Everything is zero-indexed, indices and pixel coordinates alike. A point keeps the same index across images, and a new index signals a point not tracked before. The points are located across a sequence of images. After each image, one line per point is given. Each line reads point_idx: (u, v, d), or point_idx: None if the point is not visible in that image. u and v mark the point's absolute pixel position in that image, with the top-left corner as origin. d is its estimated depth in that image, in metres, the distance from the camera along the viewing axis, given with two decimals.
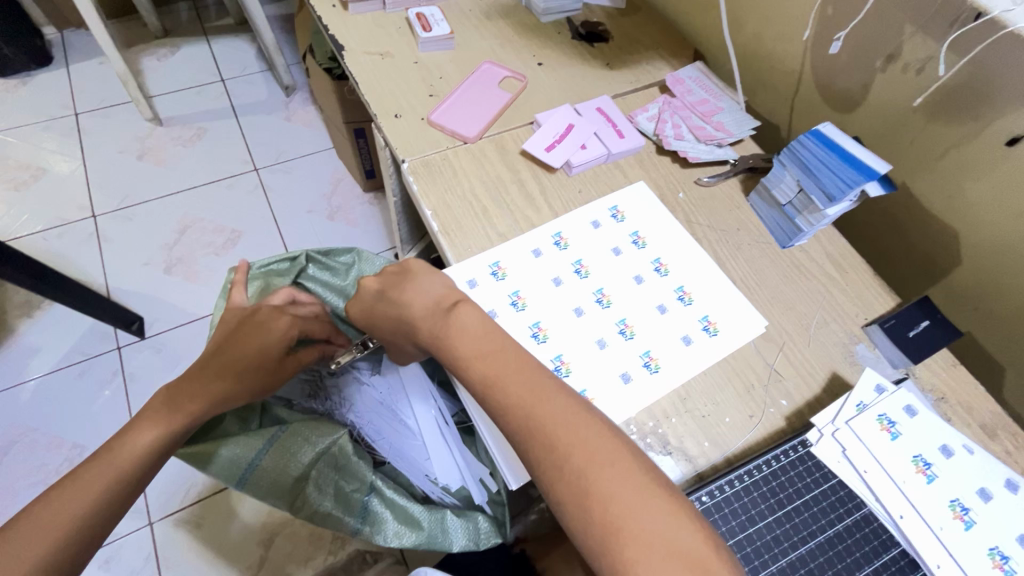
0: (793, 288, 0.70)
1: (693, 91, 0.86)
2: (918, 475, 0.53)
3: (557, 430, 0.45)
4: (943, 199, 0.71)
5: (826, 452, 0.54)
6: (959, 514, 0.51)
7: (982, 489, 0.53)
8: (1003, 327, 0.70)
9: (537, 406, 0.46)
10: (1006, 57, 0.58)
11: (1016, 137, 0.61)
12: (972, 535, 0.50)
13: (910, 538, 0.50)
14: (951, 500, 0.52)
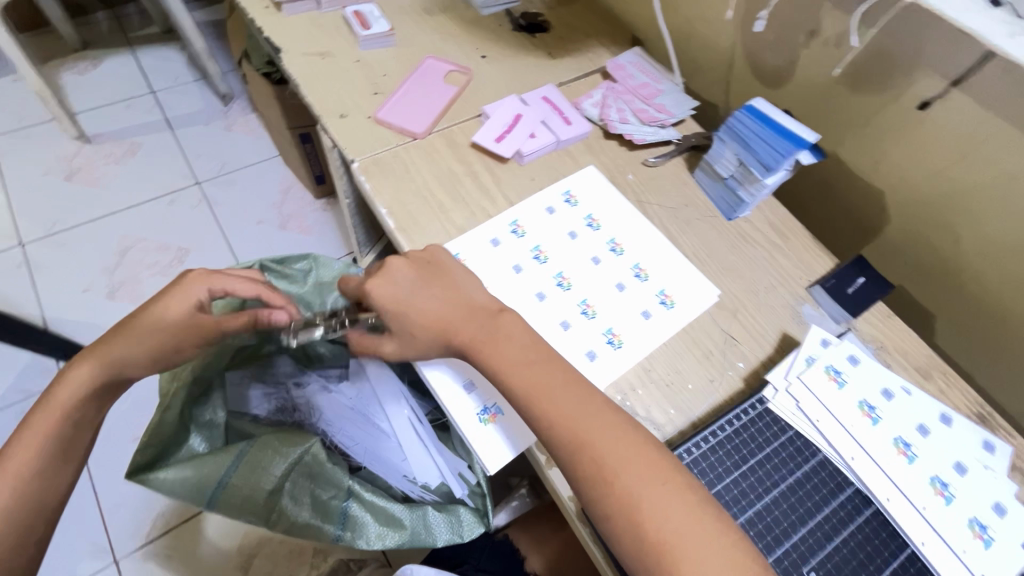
0: (739, 257, 0.74)
1: (634, 75, 0.88)
2: (864, 418, 0.57)
3: (593, 434, 0.48)
4: (869, 163, 0.76)
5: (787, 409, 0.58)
6: (902, 450, 0.55)
7: (921, 425, 0.57)
8: (929, 276, 0.76)
9: (554, 395, 0.50)
10: (912, 27, 0.63)
11: (927, 101, 0.66)
12: (915, 467, 0.55)
13: (863, 476, 0.54)
14: (895, 438, 0.56)
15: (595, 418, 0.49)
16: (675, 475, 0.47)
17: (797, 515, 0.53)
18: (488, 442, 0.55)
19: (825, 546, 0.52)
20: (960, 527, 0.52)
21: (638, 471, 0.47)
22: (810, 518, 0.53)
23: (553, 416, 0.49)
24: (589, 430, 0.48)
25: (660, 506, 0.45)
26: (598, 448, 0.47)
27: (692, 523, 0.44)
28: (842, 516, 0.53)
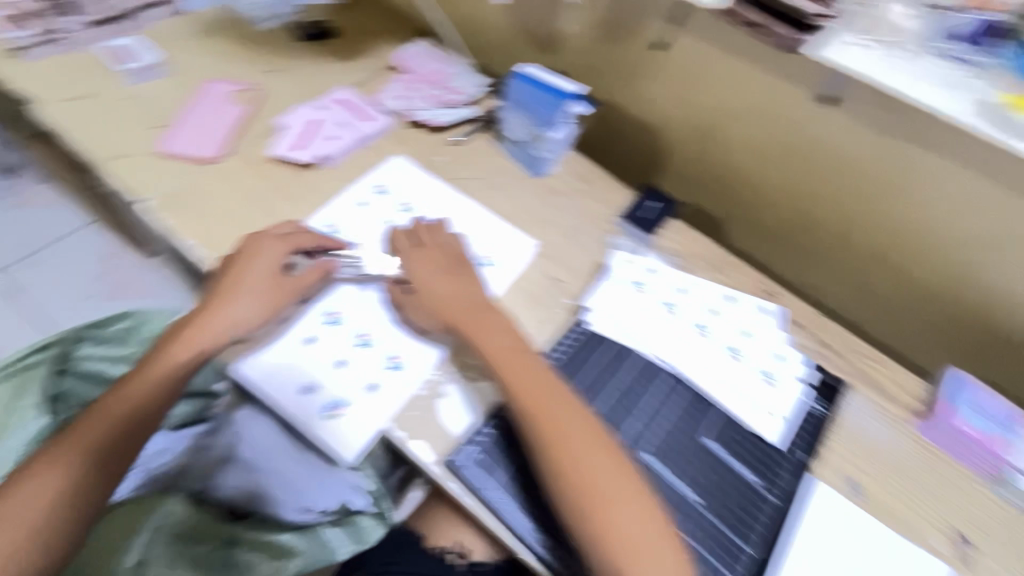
0: (553, 207, 0.81)
1: (425, 64, 0.93)
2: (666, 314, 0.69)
3: (559, 435, 0.55)
4: (638, 104, 0.88)
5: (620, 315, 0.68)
6: (699, 331, 0.68)
7: (711, 308, 0.70)
8: (711, 189, 0.90)
9: (501, 360, 0.59)
10: None
11: (656, 41, 0.79)
12: (711, 342, 0.67)
13: (674, 362, 0.65)
14: (693, 323, 0.68)
15: (570, 417, 0.56)
16: (621, 468, 0.55)
17: (626, 411, 0.62)
18: (340, 434, 0.56)
19: (653, 429, 0.61)
20: (757, 382, 0.66)
21: (597, 456, 0.55)
22: (636, 409, 0.62)
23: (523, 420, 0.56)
24: (565, 431, 0.55)
25: (604, 493, 0.53)
26: (562, 445, 0.54)
27: (624, 504, 0.53)
28: (663, 398, 0.63)
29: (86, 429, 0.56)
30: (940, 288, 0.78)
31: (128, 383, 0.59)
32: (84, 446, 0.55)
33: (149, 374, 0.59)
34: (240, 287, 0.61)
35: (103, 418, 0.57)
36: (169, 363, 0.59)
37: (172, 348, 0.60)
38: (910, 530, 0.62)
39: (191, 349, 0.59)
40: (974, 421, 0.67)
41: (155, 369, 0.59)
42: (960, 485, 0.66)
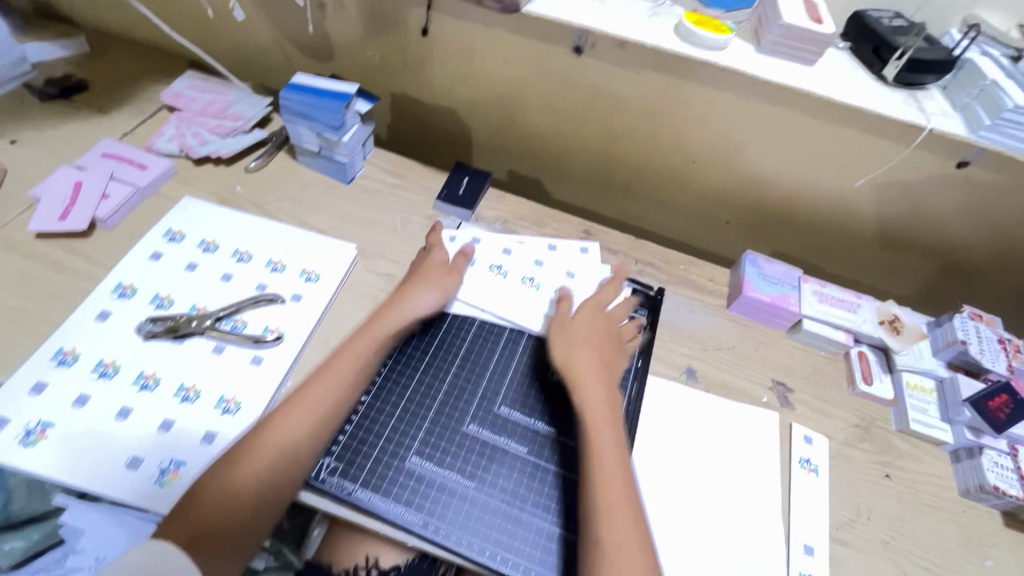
0: (371, 209, 0.82)
1: (196, 98, 0.87)
2: (496, 276, 0.72)
3: (603, 430, 0.57)
4: (428, 93, 0.93)
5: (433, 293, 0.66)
6: (530, 283, 0.72)
7: (536, 260, 0.76)
8: (518, 155, 0.97)
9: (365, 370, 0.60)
10: None
11: (423, 27, 0.83)
12: (542, 291, 0.72)
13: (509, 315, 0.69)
14: (523, 278, 0.73)
15: (613, 423, 0.57)
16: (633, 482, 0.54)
17: (476, 373, 0.63)
18: (178, 497, 0.52)
19: (505, 382, 0.63)
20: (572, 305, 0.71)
21: (619, 462, 0.55)
22: (485, 369, 0.64)
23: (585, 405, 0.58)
24: (612, 436, 0.56)
25: (619, 508, 0.52)
26: (601, 454, 0.55)
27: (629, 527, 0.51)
28: (509, 352, 0.66)
29: (251, 447, 0.52)
30: (722, 191, 0.90)
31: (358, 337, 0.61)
32: (267, 449, 0.52)
33: (348, 364, 0.59)
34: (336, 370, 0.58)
35: (304, 409, 0.55)
36: (371, 348, 0.61)
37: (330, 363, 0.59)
38: (736, 389, 0.73)
39: (325, 385, 0.57)
40: (764, 288, 0.80)
41: (363, 352, 0.60)
42: (764, 341, 0.79)
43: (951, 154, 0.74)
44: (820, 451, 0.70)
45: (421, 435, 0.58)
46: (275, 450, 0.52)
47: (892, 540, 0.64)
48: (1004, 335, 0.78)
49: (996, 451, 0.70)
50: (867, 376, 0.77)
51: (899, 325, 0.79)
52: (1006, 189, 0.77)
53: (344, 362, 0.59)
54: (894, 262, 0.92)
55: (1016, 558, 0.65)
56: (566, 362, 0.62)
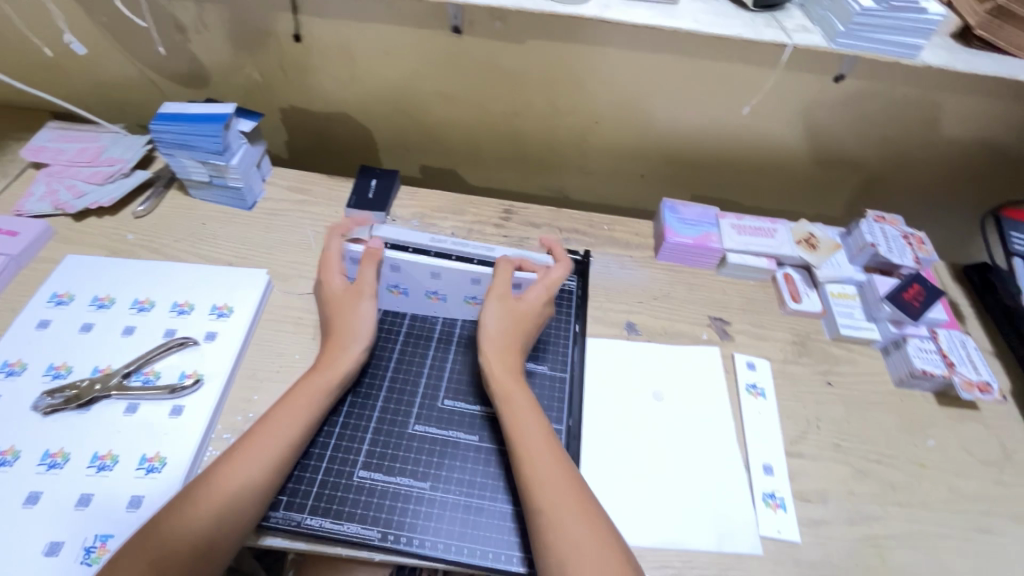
0: (279, 230, 0.78)
1: (62, 148, 0.80)
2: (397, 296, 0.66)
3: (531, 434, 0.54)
4: (318, 101, 0.89)
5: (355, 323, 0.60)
6: (434, 296, 0.66)
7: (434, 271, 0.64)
8: (426, 148, 0.95)
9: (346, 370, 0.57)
10: None
11: (295, 34, 0.79)
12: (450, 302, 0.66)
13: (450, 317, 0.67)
14: (427, 292, 0.66)
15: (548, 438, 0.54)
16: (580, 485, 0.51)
17: (412, 374, 0.62)
18: None
19: (444, 375, 0.62)
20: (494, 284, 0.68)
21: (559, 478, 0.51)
22: (422, 367, 0.62)
23: (510, 423, 0.55)
24: (542, 443, 0.53)
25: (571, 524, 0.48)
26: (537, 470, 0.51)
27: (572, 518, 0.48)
28: (442, 347, 0.64)
29: (207, 484, 0.48)
30: (630, 145, 0.91)
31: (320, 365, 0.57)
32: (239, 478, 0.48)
33: (320, 392, 0.55)
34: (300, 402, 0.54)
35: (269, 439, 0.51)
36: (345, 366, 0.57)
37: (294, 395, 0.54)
38: (676, 334, 0.75)
39: (289, 418, 0.53)
40: (685, 231, 0.81)
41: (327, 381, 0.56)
42: (695, 282, 0.81)
43: (829, 69, 0.77)
44: (764, 374, 0.72)
45: (365, 448, 0.56)
46: (237, 484, 0.48)
47: (843, 442, 0.67)
48: (907, 231, 0.83)
49: (919, 338, 0.74)
50: (795, 296, 0.79)
51: (814, 240, 0.83)
52: (885, 94, 0.81)
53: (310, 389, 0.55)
54: (802, 183, 0.96)
55: (953, 433, 0.70)
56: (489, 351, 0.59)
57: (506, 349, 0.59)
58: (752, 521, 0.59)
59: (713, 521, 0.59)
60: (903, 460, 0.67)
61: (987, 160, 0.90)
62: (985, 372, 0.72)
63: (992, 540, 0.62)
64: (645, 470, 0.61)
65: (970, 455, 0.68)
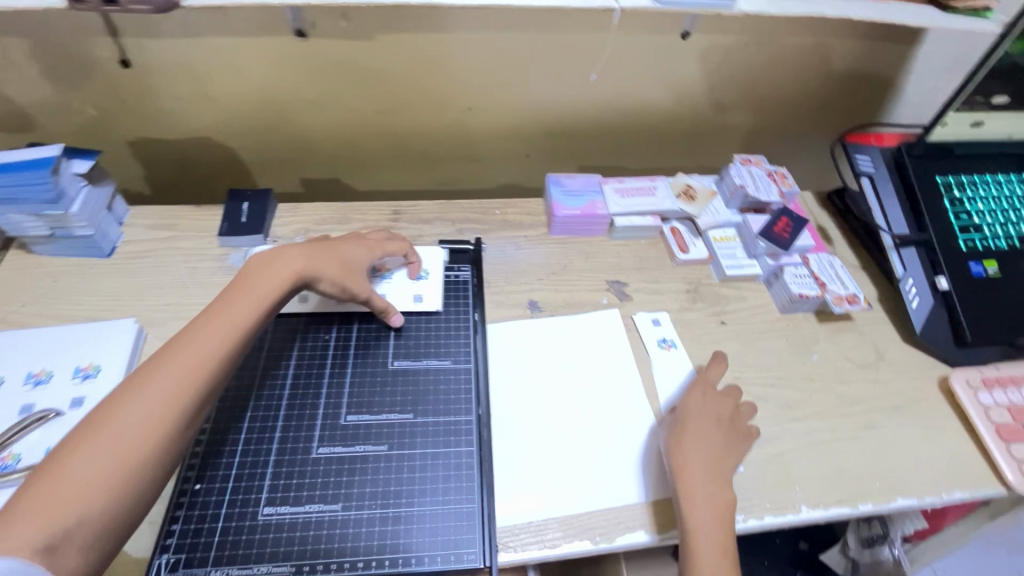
0: (146, 272, 0.72)
1: None
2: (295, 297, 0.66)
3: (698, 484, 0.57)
4: (169, 128, 0.83)
5: (306, 256, 0.58)
6: None
7: None
8: (302, 161, 0.91)
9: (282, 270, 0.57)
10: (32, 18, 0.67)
11: (121, 59, 0.73)
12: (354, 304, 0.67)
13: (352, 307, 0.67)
14: None
15: (706, 447, 0.59)
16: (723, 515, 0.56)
17: (310, 396, 0.59)
18: None
19: (344, 390, 0.60)
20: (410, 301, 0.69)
21: (711, 526, 0.54)
22: (319, 388, 0.60)
23: (676, 465, 0.58)
24: (709, 486, 0.57)
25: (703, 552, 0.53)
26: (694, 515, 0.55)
27: (714, 537, 0.54)
28: (338, 366, 0.62)
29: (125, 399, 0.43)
30: (508, 126, 0.91)
31: (215, 313, 0.50)
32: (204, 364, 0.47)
33: (220, 339, 0.49)
34: (186, 347, 0.47)
35: (142, 392, 0.44)
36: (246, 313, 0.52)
37: (178, 343, 0.47)
38: (579, 303, 0.76)
39: (169, 370, 0.46)
40: (571, 203, 0.83)
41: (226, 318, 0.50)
42: (589, 250, 0.83)
43: (674, 27, 0.81)
44: (668, 326, 0.75)
45: (267, 483, 0.53)
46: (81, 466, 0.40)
47: (741, 374, 0.72)
48: (771, 168, 0.89)
49: (793, 266, 0.80)
50: (683, 247, 0.83)
51: (691, 191, 0.87)
52: (730, 43, 0.85)
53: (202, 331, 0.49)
54: (676, 139, 1.01)
55: (834, 345, 0.76)
56: (688, 446, 0.59)
57: (712, 445, 0.60)
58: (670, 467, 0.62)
59: (633, 474, 0.60)
60: (794, 378, 0.72)
61: (828, 93, 0.98)
62: (851, 285, 0.79)
63: (877, 434, 0.68)
64: (562, 441, 0.62)
65: (848, 361, 0.75)
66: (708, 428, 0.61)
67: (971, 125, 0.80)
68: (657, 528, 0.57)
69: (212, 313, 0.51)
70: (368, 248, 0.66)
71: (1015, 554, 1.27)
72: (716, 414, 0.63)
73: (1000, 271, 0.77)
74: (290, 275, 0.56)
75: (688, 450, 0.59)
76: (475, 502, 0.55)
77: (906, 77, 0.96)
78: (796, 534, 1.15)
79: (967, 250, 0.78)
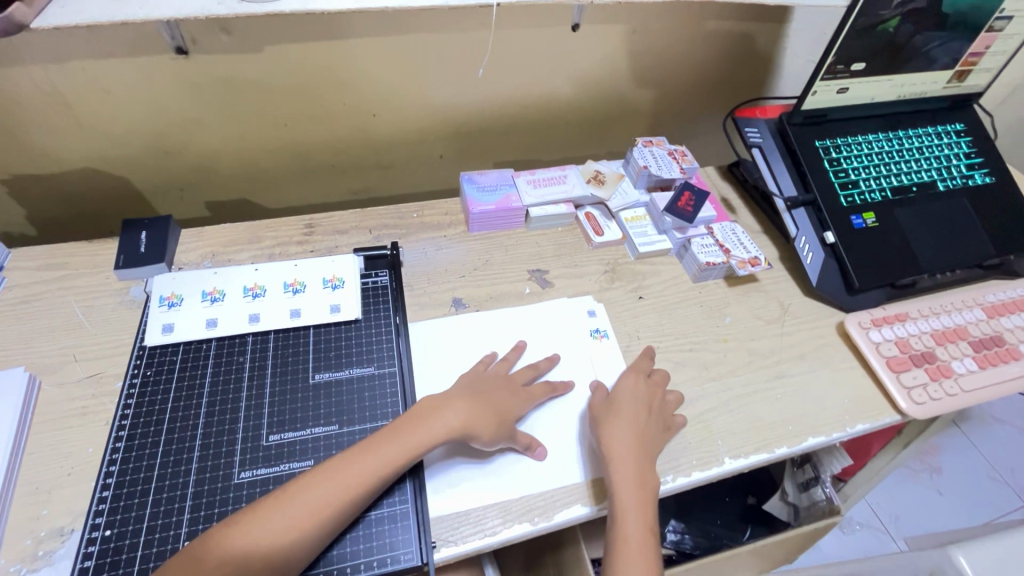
0: (35, 316, 0.67)
1: None
2: (203, 328, 0.64)
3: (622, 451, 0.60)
4: (48, 161, 0.77)
5: (469, 410, 0.59)
6: (248, 318, 0.66)
7: (254, 315, 0.66)
8: (205, 183, 0.88)
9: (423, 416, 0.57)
10: None
11: None
12: (265, 322, 0.66)
13: (264, 325, 0.65)
14: (252, 317, 0.66)
15: (625, 428, 0.61)
16: (649, 504, 0.58)
17: (227, 422, 0.58)
18: None
19: (264, 411, 0.59)
20: (325, 310, 0.67)
21: (636, 513, 0.57)
22: (238, 414, 0.59)
23: (603, 439, 0.61)
24: (631, 454, 0.60)
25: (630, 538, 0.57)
26: (632, 509, 0.57)
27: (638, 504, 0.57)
28: (256, 388, 0.61)
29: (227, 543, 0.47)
30: (416, 130, 0.91)
31: (317, 480, 0.51)
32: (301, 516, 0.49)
33: (332, 494, 0.51)
34: (277, 515, 0.49)
35: (235, 543, 0.47)
36: (342, 488, 0.51)
37: (266, 510, 0.49)
38: (502, 295, 0.78)
39: (251, 537, 0.48)
40: (486, 198, 0.84)
41: (330, 487, 0.51)
42: (509, 243, 0.85)
43: (564, 21, 0.83)
44: (603, 317, 0.77)
45: (186, 516, 0.52)
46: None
47: (661, 343, 0.76)
48: (671, 148, 0.94)
49: (700, 237, 0.85)
50: (598, 230, 0.87)
51: (601, 176, 0.90)
52: (621, 33, 0.89)
53: (312, 485, 0.51)
54: (583, 128, 1.05)
55: (743, 306, 0.82)
56: (612, 422, 0.62)
57: (635, 418, 0.63)
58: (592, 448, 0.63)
59: (565, 453, 0.62)
60: (710, 341, 0.77)
61: (717, 73, 1.04)
62: (753, 248, 0.85)
63: (787, 381, 0.74)
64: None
65: (757, 319, 0.80)
66: (632, 403, 0.64)
67: (839, 92, 0.86)
68: (593, 500, 0.59)
69: (325, 474, 0.52)
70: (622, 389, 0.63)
71: (935, 477, 1.40)
72: (646, 399, 0.65)
73: (878, 221, 0.85)
74: (444, 428, 0.57)
75: (609, 435, 0.61)
76: (408, 503, 0.56)
77: (783, 53, 1.04)
78: (743, 490, 1.18)
79: (848, 205, 0.85)
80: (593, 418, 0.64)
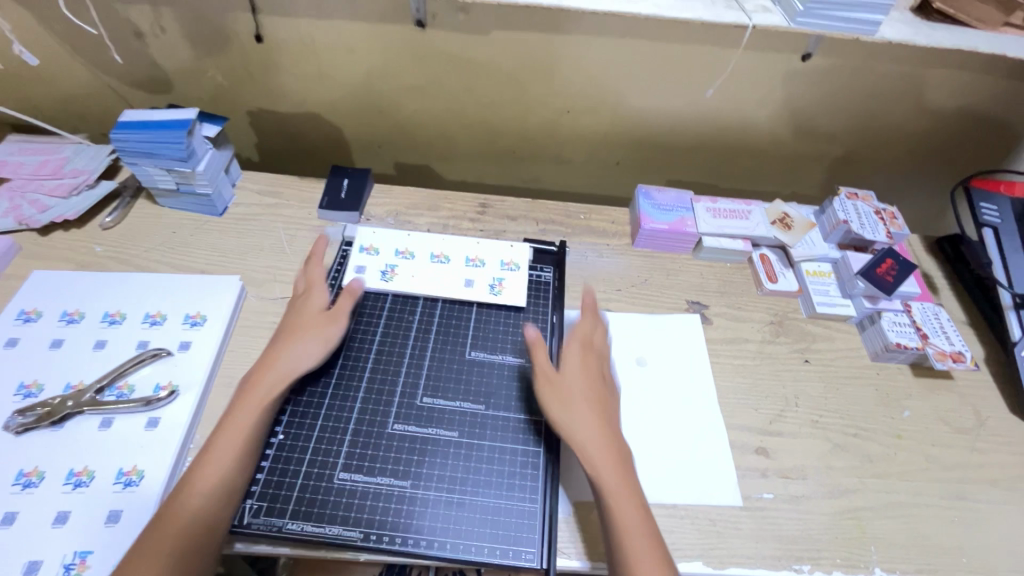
0: (250, 234, 0.77)
1: (23, 161, 0.78)
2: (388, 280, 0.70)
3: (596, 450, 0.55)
4: (286, 102, 0.88)
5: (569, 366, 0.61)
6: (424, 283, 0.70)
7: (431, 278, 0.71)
8: (400, 145, 0.94)
9: (575, 406, 0.58)
10: None
11: (256, 34, 0.78)
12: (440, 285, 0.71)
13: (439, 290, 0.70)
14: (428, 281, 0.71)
15: (590, 411, 0.57)
16: (655, 538, 0.52)
17: (390, 373, 0.63)
18: None
19: (421, 372, 0.63)
20: (490, 289, 0.70)
21: (600, 442, 0.55)
22: (399, 370, 0.63)
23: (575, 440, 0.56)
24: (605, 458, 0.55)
25: None
26: (619, 507, 0.52)
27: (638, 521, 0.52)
28: (417, 351, 0.65)
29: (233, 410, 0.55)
30: (603, 133, 0.91)
31: (269, 360, 0.58)
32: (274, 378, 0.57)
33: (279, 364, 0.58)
34: (266, 387, 0.57)
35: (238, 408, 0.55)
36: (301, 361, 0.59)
37: (242, 396, 0.56)
38: (657, 318, 0.75)
39: (246, 416, 0.55)
40: (660, 216, 0.81)
41: (286, 365, 0.58)
42: (672, 267, 0.82)
43: (795, 48, 0.77)
44: (828, 436, 0.67)
45: (344, 449, 0.57)
46: (219, 459, 0.52)
47: (822, 418, 0.68)
48: (879, 206, 0.83)
49: (893, 312, 0.75)
50: (771, 276, 0.80)
51: (789, 220, 0.83)
52: (855, 70, 0.81)
53: (284, 365, 0.58)
54: (774, 164, 0.97)
55: (929, 403, 0.71)
56: (578, 431, 0.56)
57: (591, 399, 0.58)
58: (759, 541, 0.58)
59: (692, 501, 0.60)
60: (881, 432, 0.68)
61: (955, 131, 0.90)
62: (958, 342, 0.73)
63: (967, 505, 0.63)
64: None
65: (944, 424, 0.69)
66: (584, 382, 0.59)
67: None
68: (713, 560, 0.57)
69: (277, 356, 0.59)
70: (583, 372, 0.60)
71: None
72: (587, 361, 0.61)
73: None
74: (585, 409, 0.57)
75: (571, 419, 0.57)
76: (537, 502, 0.56)
77: None
78: None
79: None
80: (549, 394, 0.59)
